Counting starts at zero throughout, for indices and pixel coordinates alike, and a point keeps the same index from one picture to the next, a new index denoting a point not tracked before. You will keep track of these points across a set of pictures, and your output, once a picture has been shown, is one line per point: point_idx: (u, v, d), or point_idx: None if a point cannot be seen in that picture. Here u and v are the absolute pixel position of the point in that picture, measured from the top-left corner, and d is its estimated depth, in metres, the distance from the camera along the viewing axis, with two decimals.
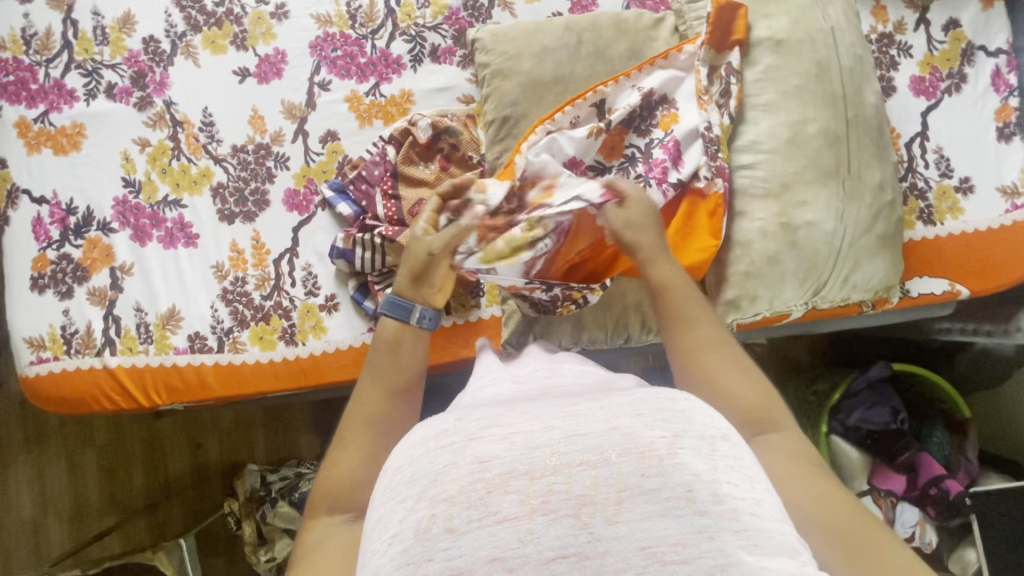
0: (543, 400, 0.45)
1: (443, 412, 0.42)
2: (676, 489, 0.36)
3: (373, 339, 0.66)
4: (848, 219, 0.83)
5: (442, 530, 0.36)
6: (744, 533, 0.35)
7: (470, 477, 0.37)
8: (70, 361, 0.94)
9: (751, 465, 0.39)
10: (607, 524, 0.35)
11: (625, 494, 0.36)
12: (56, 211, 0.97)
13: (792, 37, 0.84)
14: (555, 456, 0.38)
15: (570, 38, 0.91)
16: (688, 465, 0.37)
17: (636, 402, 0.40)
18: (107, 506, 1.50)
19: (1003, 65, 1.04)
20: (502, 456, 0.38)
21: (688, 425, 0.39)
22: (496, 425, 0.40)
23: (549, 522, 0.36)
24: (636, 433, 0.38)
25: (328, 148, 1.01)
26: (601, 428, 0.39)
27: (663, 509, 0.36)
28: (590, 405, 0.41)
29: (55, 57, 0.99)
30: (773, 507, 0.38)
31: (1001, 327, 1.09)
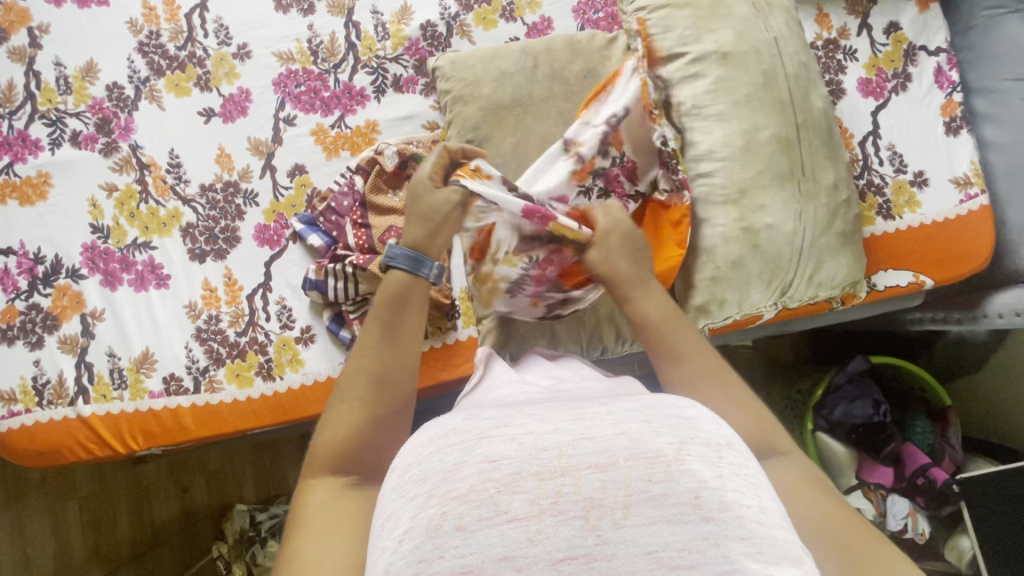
0: (550, 403, 0.46)
1: (451, 412, 0.43)
2: (683, 495, 0.37)
3: (383, 288, 0.67)
4: (806, 219, 0.85)
5: (453, 529, 0.36)
6: (750, 540, 0.36)
7: (480, 476, 0.37)
8: (43, 413, 0.92)
9: (756, 471, 0.40)
10: (615, 528, 0.36)
11: (632, 499, 0.37)
12: (23, 261, 0.96)
13: (737, 49, 0.87)
14: (563, 458, 0.38)
15: (527, 62, 0.94)
16: (695, 472, 0.38)
17: (643, 409, 0.41)
18: (93, 558, 1.46)
19: (944, 63, 1.08)
20: (511, 456, 0.38)
21: (694, 432, 0.39)
22: (505, 425, 0.40)
23: (558, 522, 0.36)
24: (644, 439, 0.39)
25: (296, 181, 1.02)
26: (610, 433, 0.39)
27: (670, 514, 0.37)
28: (597, 409, 0.42)
29: (18, 108, 1.00)
30: (779, 515, 0.38)
31: (968, 314, 1.08)
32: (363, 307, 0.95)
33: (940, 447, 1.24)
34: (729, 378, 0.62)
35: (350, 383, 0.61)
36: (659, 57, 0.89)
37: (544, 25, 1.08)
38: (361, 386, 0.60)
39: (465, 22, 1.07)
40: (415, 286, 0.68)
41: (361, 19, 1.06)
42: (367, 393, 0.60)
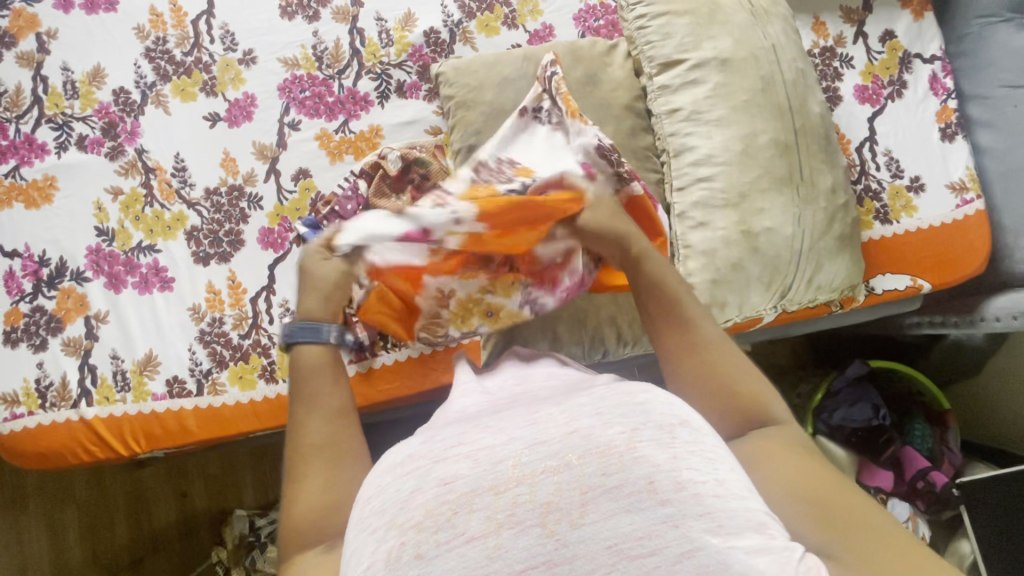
0: (510, 410, 0.46)
1: (410, 438, 0.44)
2: (637, 483, 0.37)
3: (294, 372, 0.60)
4: (805, 223, 0.86)
5: (412, 558, 0.36)
6: (709, 516, 0.37)
7: (436, 500, 0.38)
8: (45, 415, 0.93)
9: (711, 445, 0.40)
10: (572, 529, 0.36)
11: (588, 496, 0.37)
12: (28, 264, 0.97)
13: (736, 55, 0.88)
14: (517, 467, 0.39)
15: (530, 68, 0.96)
16: (649, 457, 0.38)
17: (596, 402, 0.42)
18: (90, 565, 1.45)
19: (939, 70, 1.10)
20: (466, 475, 0.39)
21: (646, 417, 0.40)
22: (460, 444, 0.41)
23: (515, 534, 0.36)
24: (595, 433, 0.39)
25: (301, 185, 1.03)
26: (561, 433, 0.40)
27: (626, 505, 0.37)
28: (552, 410, 0.43)
29: (25, 113, 1.01)
30: (739, 486, 0.39)
31: (966, 318, 1.09)
32: None
33: (939, 450, 1.24)
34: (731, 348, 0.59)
35: (292, 461, 0.54)
36: (658, 65, 0.91)
37: (546, 32, 1.09)
38: (300, 462, 0.54)
39: (468, 29, 1.08)
40: (326, 355, 0.61)
41: (365, 26, 1.07)
42: (309, 465, 0.53)
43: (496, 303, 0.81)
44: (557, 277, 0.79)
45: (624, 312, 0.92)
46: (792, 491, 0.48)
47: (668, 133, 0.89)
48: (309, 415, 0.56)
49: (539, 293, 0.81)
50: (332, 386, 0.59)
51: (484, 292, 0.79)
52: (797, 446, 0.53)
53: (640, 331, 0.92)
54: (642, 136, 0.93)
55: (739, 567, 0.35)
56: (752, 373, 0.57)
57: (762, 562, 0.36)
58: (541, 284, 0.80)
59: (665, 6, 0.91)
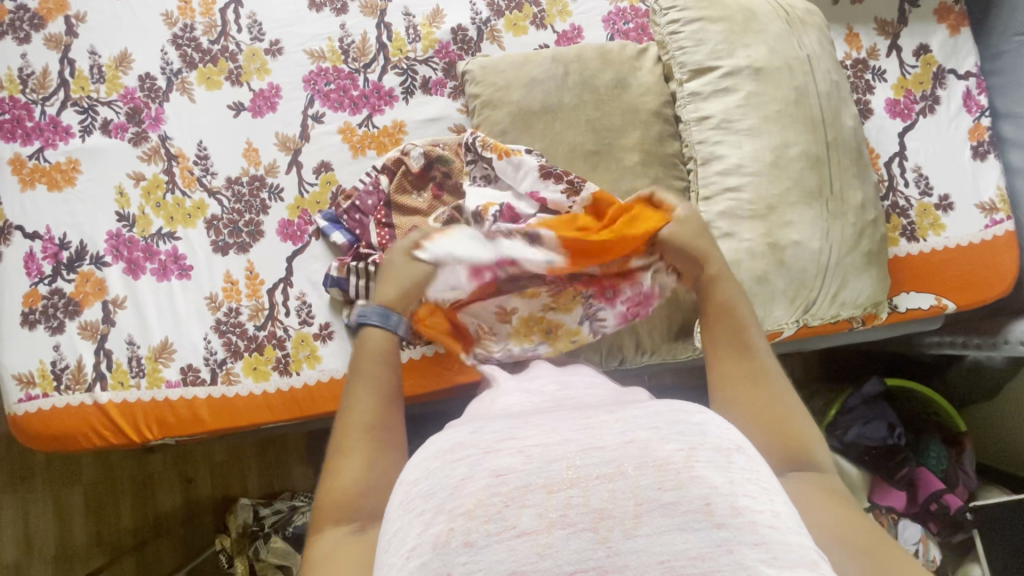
0: (556, 414, 0.45)
1: (457, 427, 0.44)
2: (694, 502, 0.37)
3: (358, 348, 0.65)
4: (833, 237, 0.85)
5: (461, 544, 0.36)
6: (763, 546, 0.36)
7: (487, 490, 0.38)
8: (60, 398, 0.93)
9: (767, 477, 0.41)
10: (625, 538, 0.36)
11: (643, 508, 0.37)
12: (49, 247, 0.97)
13: (770, 65, 0.87)
14: (572, 469, 0.38)
15: (558, 70, 0.94)
16: (705, 478, 0.38)
17: (650, 415, 0.41)
18: (95, 547, 1.46)
19: (973, 87, 1.08)
20: (519, 470, 0.39)
21: (704, 438, 0.40)
22: (512, 438, 0.41)
23: (567, 535, 0.36)
24: (652, 447, 0.39)
25: (322, 178, 1.02)
26: (618, 442, 0.40)
27: (681, 522, 0.36)
28: (606, 417, 0.42)
29: (51, 95, 1.01)
30: (791, 520, 0.39)
31: (988, 340, 1.08)
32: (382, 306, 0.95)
33: (953, 472, 1.23)
34: (783, 383, 0.60)
35: (342, 432, 0.58)
36: (689, 71, 0.90)
37: (574, 33, 1.08)
38: (350, 434, 0.57)
39: (496, 28, 1.07)
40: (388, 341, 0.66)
41: (393, 21, 1.07)
42: (359, 440, 0.56)
43: (557, 321, 0.83)
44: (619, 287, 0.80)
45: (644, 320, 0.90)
46: (833, 527, 0.48)
47: (697, 140, 0.88)
48: (364, 393, 0.60)
49: (599, 306, 0.83)
50: (387, 370, 0.63)
51: (548, 309, 0.82)
52: (838, 494, 0.53)
53: (659, 340, 0.91)
54: (670, 142, 0.91)
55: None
56: (800, 411, 0.58)
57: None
58: (602, 296, 0.82)
59: (700, 11, 0.90)
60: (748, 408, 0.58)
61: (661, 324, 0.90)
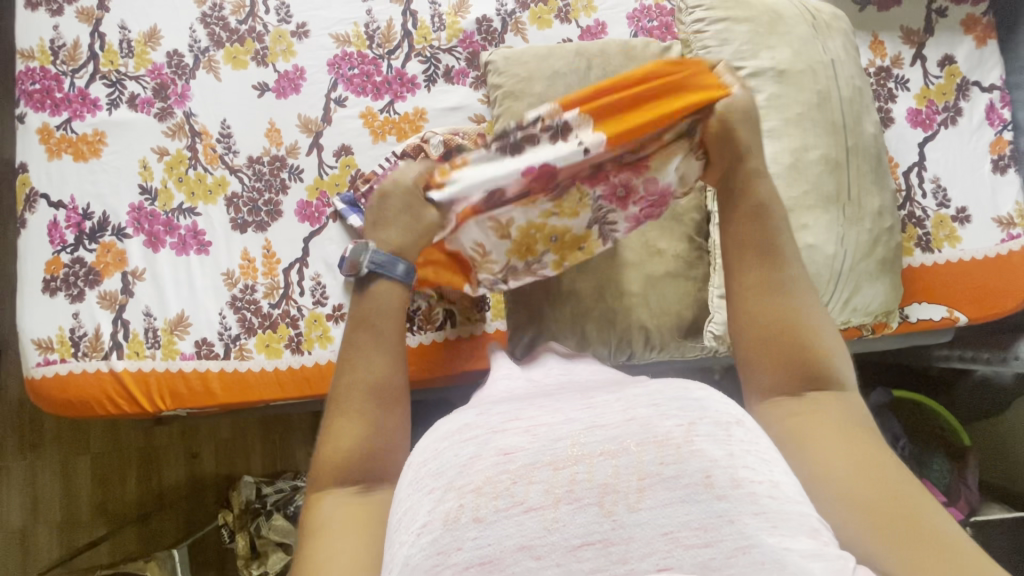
0: (561, 395, 0.48)
1: (466, 411, 0.46)
2: (694, 475, 0.38)
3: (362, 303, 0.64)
4: (848, 242, 0.85)
5: (471, 521, 0.38)
6: (763, 515, 0.38)
7: (496, 468, 0.40)
8: (77, 364, 0.95)
9: (765, 447, 0.42)
10: (629, 511, 0.38)
11: (646, 482, 0.38)
12: (72, 216, 0.99)
13: (793, 67, 0.87)
14: (576, 447, 0.40)
15: (580, 63, 0.94)
16: (705, 452, 0.39)
17: (652, 393, 0.43)
18: (100, 516, 1.48)
19: (997, 100, 1.07)
20: (525, 449, 0.40)
21: (704, 413, 0.41)
22: (518, 418, 0.43)
23: (574, 510, 0.38)
24: (653, 423, 0.41)
25: (341, 162, 1.03)
26: (620, 421, 0.41)
27: (683, 495, 0.38)
28: (607, 397, 0.44)
29: (80, 67, 1.03)
30: (791, 489, 0.40)
31: (998, 355, 1.08)
32: None
33: (956, 487, 1.20)
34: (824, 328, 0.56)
35: (341, 390, 0.58)
36: None
37: (598, 29, 1.08)
38: (350, 391, 0.58)
39: (520, 20, 1.08)
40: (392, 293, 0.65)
41: (419, 9, 1.07)
42: (357, 398, 0.57)
43: (562, 228, 0.73)
44: (632, 183, 0.71)
45: (654, 316, 0.90)
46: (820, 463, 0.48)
47: None
48: (371, 350, 0.60)
49: (609, 208, 0.73)
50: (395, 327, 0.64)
51: (550, 217, 0.71)
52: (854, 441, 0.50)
53: (669, 338, 0.91)
54: None
55: (792, 568, 0.36)
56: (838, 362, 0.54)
57: (817, 569, 0.37)
58: (614, 198, 0.72)
59: (724, 11, 0.89)
60: (770, 361, 0.56)
61: (671, 322, 0.90)
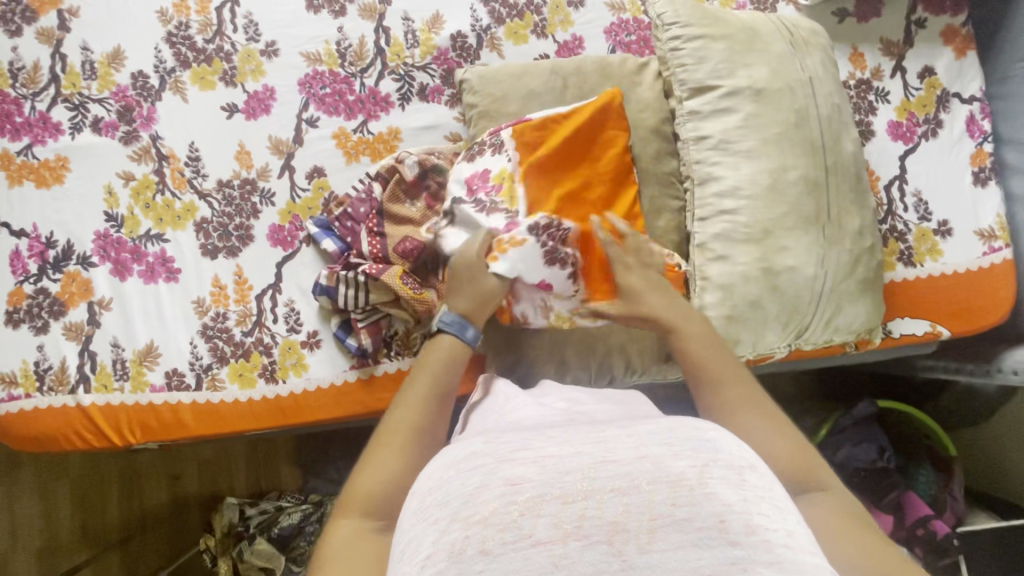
0: (571, 427, 0.46)
1: (473, 438, 0.44)
2: (708, 519, 0.36)
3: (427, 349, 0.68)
4: (828, 263, 0.84)
5: (477, 553, 0.35)
6: (778, 565, 0.34)
7: (503, 500, 0.37)
8: (42, 399, 0.92)
9: (780, 496, 0.39)
10: (640, 552, 0.35)
11: (657, 523, 0.36)
12: (35, 245, 0.96)
13: (770, 86, 0.85)
14: (586, 481, 0.38)
15: (557, 81, 0.93)
16: (719, 495, 0.37)
17: (663, 431, 0.41)
18: (80, 541, 1.45)
19: (977, 112, 1.06)
20: (532, 479, 0.38)
21: (717, 455, 0.39)
22: (525, 449, 0.41)
23: (582, 547, 0.35)
24: (666, 462, 0.39)
25: (315, 184, 1.01)
26: (631, 456, 0.39)
27: (696, 539, 0.35)
28: (617, 432, 0.42)
29: (42, 90, 0.99)
30: (807, 540, 0.37)
31: (982, 366, 1.05)
32: (371, 316, 0.95)
33: (942, 497, 1.21)
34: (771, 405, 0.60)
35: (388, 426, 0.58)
36: (690, 89, 0.87)
37: (575, 44, 1.07)
38: (398, 430, 0.57)
39: (495, 36, 1.06)
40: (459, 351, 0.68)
41: (392, 25, 1.05)
42: (402, 438, 0.56)
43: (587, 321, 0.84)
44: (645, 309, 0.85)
45: (635, 340, 0.88)
46: (851, 546, 0.47)
47: (694, 160, 0.86)
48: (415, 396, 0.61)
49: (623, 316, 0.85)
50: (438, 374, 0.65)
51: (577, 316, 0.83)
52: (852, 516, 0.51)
53: (649, 361, 0.89)
54: (667, 160, 0.90)
55: None
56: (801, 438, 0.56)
57: None
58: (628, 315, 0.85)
59: (702, 28, 0.87)
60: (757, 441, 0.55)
61: (651, 344, 0.88)
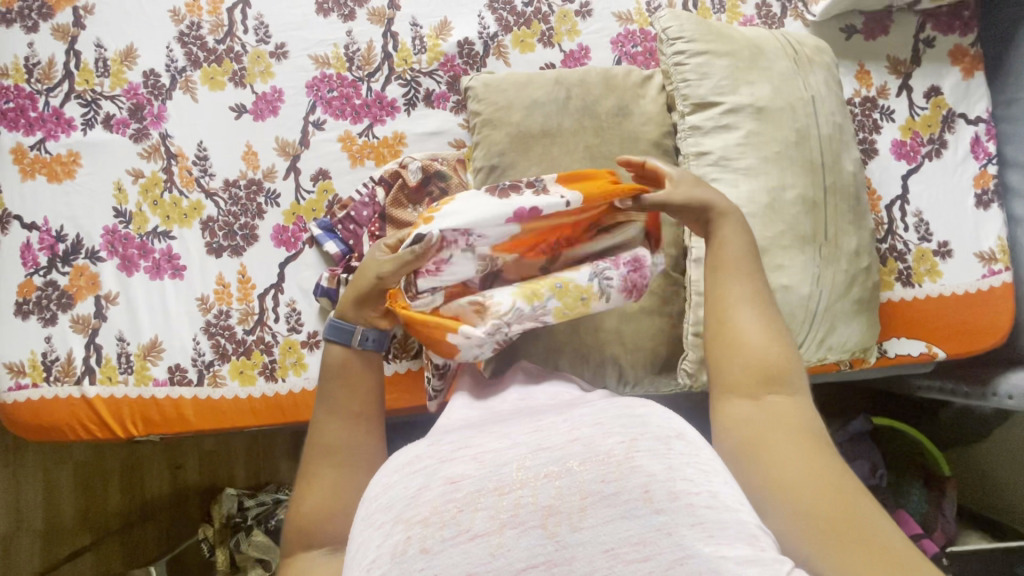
0: (511, 422, 0.53)
1: (418, 440, 0.49)
2: (634, 491, 0.41)
3: (323, 368, 0.69)
4: (824, 282, 0.84)
5: (418, 552, 0.40)
6: (700, 526, 0.39)
7: (442, 498, 0.42)
8: (48, 389, 0.94)
9: (707, 461, 0.43)
10: (572, 531, 0.40)
11: (588, 501, 0.41)
12: (45, 238, 0.98)
13: (773, 104, 0.86)
14: (521, 470, 0.43)
15: (560, 92, 0.93)
16: (644, 467, 0.42)
17: (597, 415, 0.47)
18: (83, 523, 1.48)
19: (982, 133, 1.06)
20: (471, 476, 0.43)
21: (645, 429, 0.45)
22: (466, 448, 0.46)
23: (517, 534, 0.40)
24: (595, 442, 0.44)
25: (319, 186, 1.02)
26: (563, 442, 0.45)
27: (623, 511, 0.40)
28: (555, 421, 0.49)
29: (56, 86, 1.01)
30: (729, 498, 0.42)
31: (978, 389, 1.05)
32: None
33: (932, 517, 1.21)
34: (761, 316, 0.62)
35: (310, 455, 0.61)
36: (692, 104, 0.88)
37: (581, 54, 1.07)
38: (317, 459, 0.60)
39: (503, 44, 1.06)
40: (360, 362, 0.68)
41: (400, 31, 1.06)
42: (325, 464, 0.60)
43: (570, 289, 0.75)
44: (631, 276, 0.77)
45: (629, 351, 0.88)
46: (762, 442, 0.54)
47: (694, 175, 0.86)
48: (330, 416, 0.64)
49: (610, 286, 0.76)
50: (349, 389, 0.66)
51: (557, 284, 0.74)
52: (796, 423, 0.55)
53: (642, 372, 0.89)
54: None
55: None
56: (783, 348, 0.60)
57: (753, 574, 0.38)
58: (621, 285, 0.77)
59: (706, 44, 0.88)
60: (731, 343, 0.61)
61: (645, 355, 0.88)
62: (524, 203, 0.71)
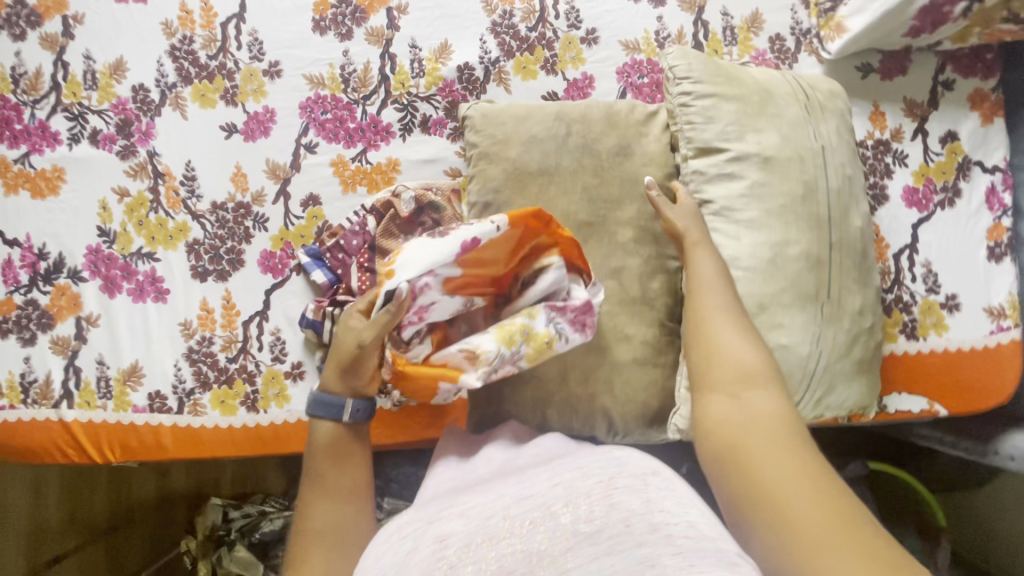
0: (491, 486, 0.56)
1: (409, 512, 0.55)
2: (615, 526, 0.44)
3: (309, 447, 0.68)
4: (824, 343, 0.81)
5: None
6: (681, 555, 0.40)
7: (434, 554, 0.46)
8: (26, 411, 0.92)
9: (682, 494, 0.46)
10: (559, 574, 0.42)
11: (573, 543, 0.44)
12: (27, 255, 0.95)
13: (780, 154, 0.82)
14: (509, 519, 0.48)
15: (560, 128, 0.90)
16: (622, 504, 0.45)
17: (575, 468, 0.52)
18: (68, 527, 1.47)
19: (998, 183, 1.02)
20: (462, 531, 0.48)
21: (620, 470, 0.49)
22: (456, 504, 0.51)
23: None
24: (575, 485, 0.49)
25: (308, 212, 0.99)
26: (545, 488, 0.51)
27: (606, 548, 0.42)
28: (540, 474, 0.54)
29: (42, 97, 0.98)
30: (709, 527, 0.43)
31: (979, 446, 1.03)
32: None
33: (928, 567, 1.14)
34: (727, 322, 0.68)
35: (300, 541, 0.58)
36: (696, 148, 0.84)
37: (585, 83, 1.03)
38: (308, 542, 0.57)
39: (504, 70, 1.03)
40: (350, 441, 0.68)
41: (398, 52, 1.02)
42: (317, 545, 0.57)
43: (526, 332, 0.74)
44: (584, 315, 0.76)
45: (620, 403, 0.85)
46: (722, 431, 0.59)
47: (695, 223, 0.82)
48: (321, 498, 0.62)
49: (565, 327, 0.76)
50: (341, 469, 0.66)
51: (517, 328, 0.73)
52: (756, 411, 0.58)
53: (634, 425, 0.86)
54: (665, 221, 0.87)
55: None
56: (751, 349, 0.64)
57: None
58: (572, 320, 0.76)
59: (715, 86, 0.84)
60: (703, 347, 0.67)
61: (638, 407, 0.85)
62: (463, 235, 0.71)
